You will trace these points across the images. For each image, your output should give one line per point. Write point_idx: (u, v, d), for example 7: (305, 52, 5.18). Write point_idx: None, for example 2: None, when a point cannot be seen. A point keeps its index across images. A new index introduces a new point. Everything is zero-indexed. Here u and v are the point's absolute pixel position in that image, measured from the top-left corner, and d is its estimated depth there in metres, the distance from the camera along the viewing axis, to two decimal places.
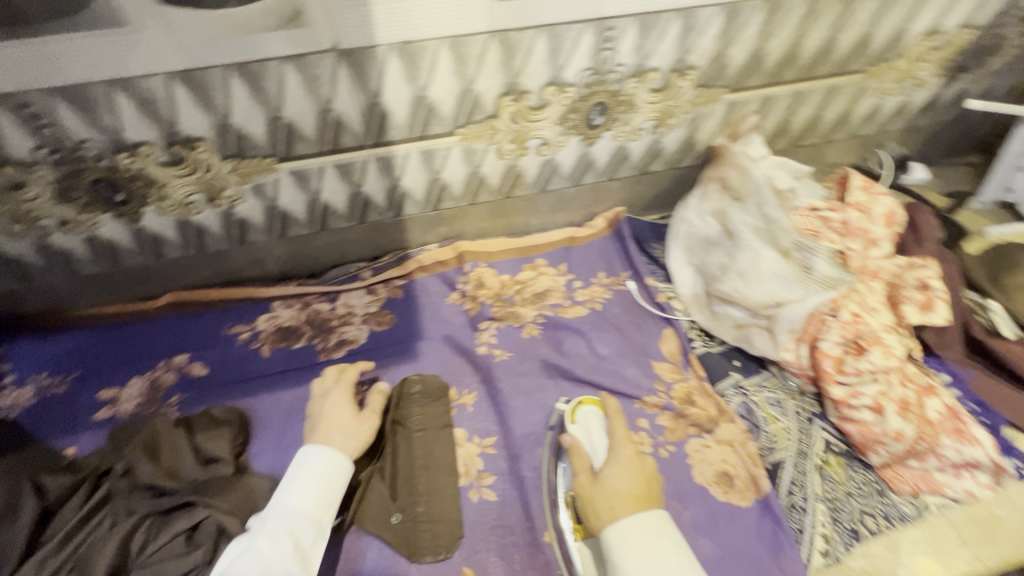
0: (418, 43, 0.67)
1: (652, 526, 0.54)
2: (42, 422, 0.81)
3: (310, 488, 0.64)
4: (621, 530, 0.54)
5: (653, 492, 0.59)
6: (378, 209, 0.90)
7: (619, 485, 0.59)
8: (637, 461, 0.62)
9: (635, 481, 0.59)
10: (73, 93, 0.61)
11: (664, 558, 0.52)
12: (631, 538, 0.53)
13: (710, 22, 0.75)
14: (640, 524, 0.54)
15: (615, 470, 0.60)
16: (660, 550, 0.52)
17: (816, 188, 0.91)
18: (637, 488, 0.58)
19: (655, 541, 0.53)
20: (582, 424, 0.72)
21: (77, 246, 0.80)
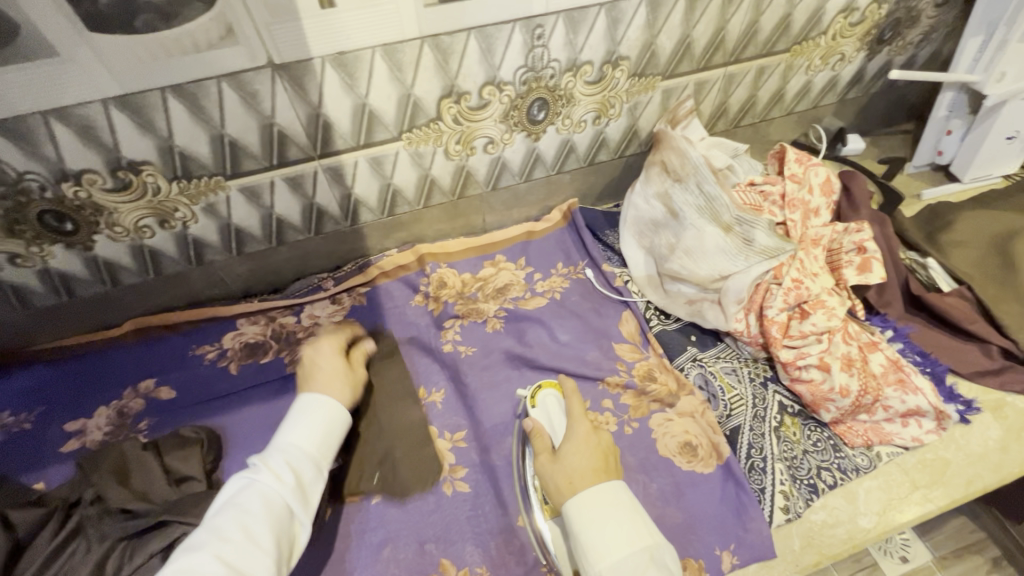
0: (352, 53, 0.69)
1: (611, 496, 0.57)
2: (8, 459, 0.81)
3: (310, 425, 0.68)
4: (581, 504, 0.57)
5: (610, 463, 0.62)
6: (334, 219, 0.91)
7: (577, 461, 0.61)
8: (593, 436, 0.65)
9: (592, 455, 0.62)
10: (10, 127, 0.62)
11: (622, 527, 0.55)
12: (592, 511, 0.56)
13: (635, 13, 0.78)
14: (599, 497, 0.57)
15: (573, 447, 0.63)
16: (619, 520, 0.55)
17: (755, 164, 0.97)
18: (596, 461, 0.61)
19: (614, 511, 0.56)
20: (543, 408, 0.74)
21: (31, 279, 0.80)
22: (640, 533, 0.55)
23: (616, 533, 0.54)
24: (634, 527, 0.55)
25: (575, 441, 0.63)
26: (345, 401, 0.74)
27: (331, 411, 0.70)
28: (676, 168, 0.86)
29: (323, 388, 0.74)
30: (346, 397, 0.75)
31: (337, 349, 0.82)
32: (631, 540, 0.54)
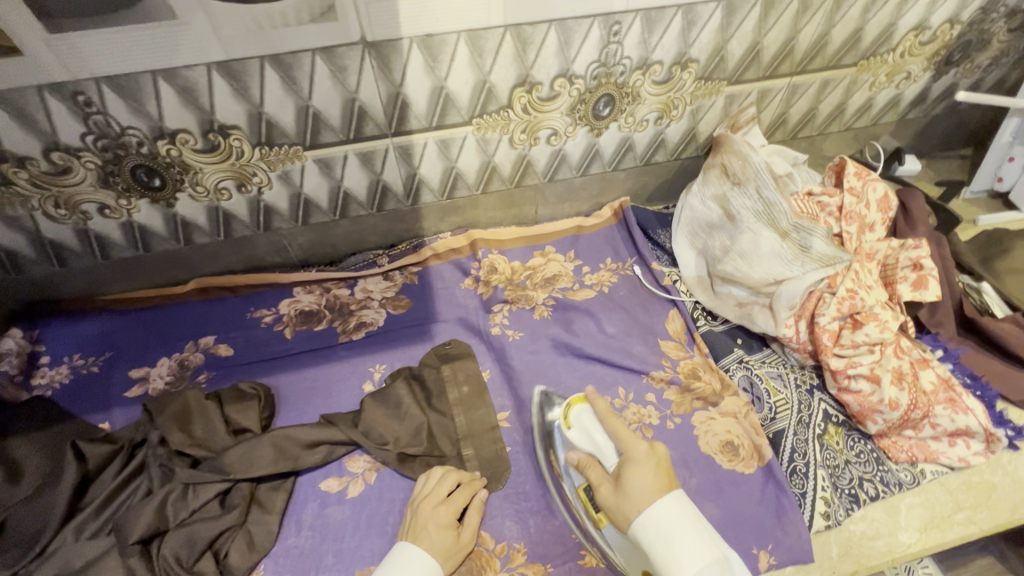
0: (439, 36, 0.72)
1: (676, 512, 0.57)
2: (76, 399, 0.86)
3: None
4: (651, 522, 0.57)
5: (671, 478, 0.62)
6: (396, 197, 0.94)
7: (638, 481, 0.61)
8: (652, 455, 0.64)
9: (655, 474, 0.61)
10: (122, 83, 0.66)
11: (693, 541, 0.55)
12: (661, 528, 0.56)
13: (710, 17, 0.80)
14: (665, 514, 0.57)
15: (634, 468, 0.62)
16: (687, 533, 0.55)
17: (813, 175, 0.97)
18: (659, 479, 0.61)
19: (682, 526, 0.56)
20: (580, 428, 0.76)
21: (114, 231, 0.85)
22: (711, 546, 0.55)
23: (688, 546, 0.55)
24: (702, 540, 0.55)
25: (635, 464, 0.62)
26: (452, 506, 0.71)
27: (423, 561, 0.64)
28: (737, 171, 0.87)
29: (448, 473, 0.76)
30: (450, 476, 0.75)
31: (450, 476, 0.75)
32: (703, 553, 0.54)
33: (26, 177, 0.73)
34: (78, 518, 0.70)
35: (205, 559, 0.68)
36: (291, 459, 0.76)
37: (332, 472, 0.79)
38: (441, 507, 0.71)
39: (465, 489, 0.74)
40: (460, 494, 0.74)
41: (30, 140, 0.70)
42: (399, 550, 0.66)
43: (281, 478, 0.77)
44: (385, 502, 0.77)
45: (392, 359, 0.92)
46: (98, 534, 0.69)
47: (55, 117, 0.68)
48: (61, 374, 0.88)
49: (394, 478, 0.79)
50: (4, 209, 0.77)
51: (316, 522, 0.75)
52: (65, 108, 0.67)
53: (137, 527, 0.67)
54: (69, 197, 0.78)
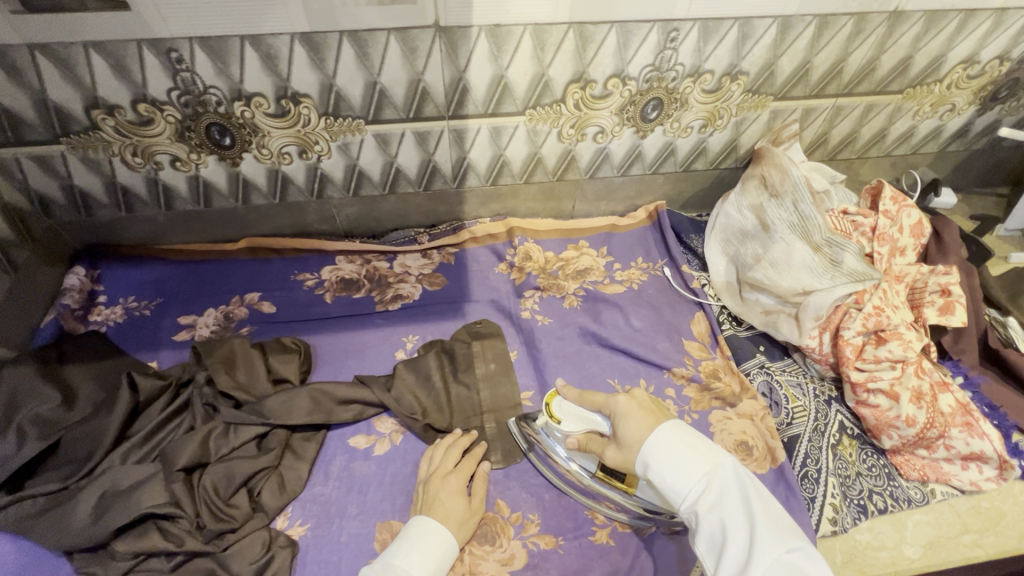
0: (507, 27, 0.76)
1: (662, 448, 0.57)
2: (129, 337, 0.91)
3: (426, 554, 0.65)
4: (645, 454, 0.58)
5: (658, 417, 0.62)
6: (443, 178, 0.98)
7: (628, 428, 0.61)
8: (638, 403, 0.64)
9: (642, 415, 0.62)
10: (213, 44, 0.72)
11: (683, 463, 0.56)
12: (654, 457, 0.57)
13: (765, 32, 0.83)
14: (654, 453, 0.57)
15: (620, 422, 0.62)
16: (677, 457, 0.56)
17: (848, 196, 0.99)
18: (642, 421, 0.61)
19: (668, 456, 0.56)
20: (569, 417, 0.75)
21: (181, 183, 0.90)
22: (700, 464, 0.55)
23: (679, 467, 0.56)
24: (693, 459, 0.56)
25: (620, 416, 0.63)
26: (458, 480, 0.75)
27: (444, 533, 0.68)
28: (776, 184, 0.90)
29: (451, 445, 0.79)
30: (454, 452, 0.78)
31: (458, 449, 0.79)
32: (693, 472, 0.55)
33: (112, 123, 0.79)
34: (126, 444, 0.74)
35: (240, 494, 0.72)
36: (325, 413, 0.80)
37: (361, 430, 0.83)
38: (449, 479, 0.75)
39: (470, 458, 0.79)
40: (467, 463, 0.78)
41: (122, 89, 0.75)
42: (416, 521, 0.69)
43: (314, 429, 0.81)
44: (409, 463, 0.81)
45: (425, 331, 0.95)
46: (143, 460, 0.74)
47: (148, 70, 0.73)
48: (115, 314, 0.93)
49: (419, 441, 0.83)
50: (87, 152, 0.83)
51: (343, 473, 0.79)
52: (158, 62, 0.73)
53: (181, 458, 0.71)
54: (146, 146, 0.83)
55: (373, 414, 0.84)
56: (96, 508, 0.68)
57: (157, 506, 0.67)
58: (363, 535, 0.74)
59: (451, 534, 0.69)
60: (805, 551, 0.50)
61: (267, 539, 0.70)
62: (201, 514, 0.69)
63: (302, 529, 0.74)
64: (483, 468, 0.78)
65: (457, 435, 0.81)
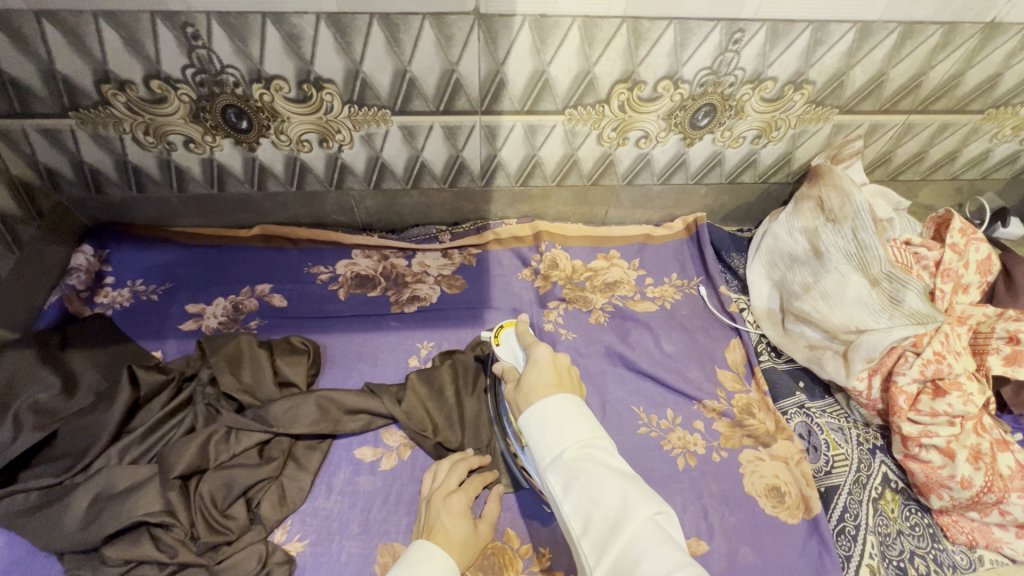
0: (553, 18, 0.68)
1: (551, 408, 0.53)
2: (134, 323, 0.87)
3: None
4: (532, 411, 0.54)
5: (565, 380, 0.59)
6: (470, 175, 0.92)
7: (533, 378, 0.58)
8: (551, 359, 0.61)
9: (549, 371, 0.59)
10: (232, 21, 0.66)
11: (569, 424, 0.52)
12: (538, 413, 0.53)
13: (841, 39, 0.74)
14: (538, 412, 0.53)
15: (531, 370, 0.59)
16: (558, 418, 0.52)
17: (911, 224, 0.91)
18: (550, 379, 0.58)
19: (550, 417, 0.52)
20: (507, 345, 0.71)
21: (194, 165, 0.85)
22: (584, 428, 0.52)
23: (557, 429, 0.52)
24: (571, 422, 0.52)
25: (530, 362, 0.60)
26: (459, 505, 0.67)
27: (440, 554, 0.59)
28: (835, 208, 0.81)
29: (454, 465, 0.73)
30: (456, 473, 0.72)
31: (463, 470, 0.73)
32: (568, 434, 0.51)
33: (124, 100, 0.74)
34: (123, 441, 0.71)
35: (238, 505, 0.69)
36: (332, 422, 0.76)
37: (368, 441, 0.79)
38: (450, 499, 0.68)
39: (476, 478, 0.73)
40: (473, 482, 0.72)
41: (134, 64, 0.70)
42: (416, 548, 0.60)
43: (319, 437, 0.77)
44: (415, 481, 0.76)
45: (442, 338, 0.90)
46: (140, 460, 0.71)
47: (162, 46, 0.68)
48: (122, 297, 0.89)
49: (428, 458, 0.78)
50: (97, 128, 0.78)
51: (347, 488, 0.75)
52: (173, 37, 0.67)
53: (177, 464, 0.68)
54: (159, 126, 0.78)
55: (383, 426, 0.80)
56: (88, 511, 0.65)
57: (150, 514, 0.64)
58: (363, 556, 0.70)
59: (456, 564, 0.60)
60: (665, 516, 0.47)
61: (262, 556, 0.66)
62: (196, 525, 0.66)
63: (300, 545, 0.70)
64: (496, 487, 0.73)
65: (466, 455, 0.75)
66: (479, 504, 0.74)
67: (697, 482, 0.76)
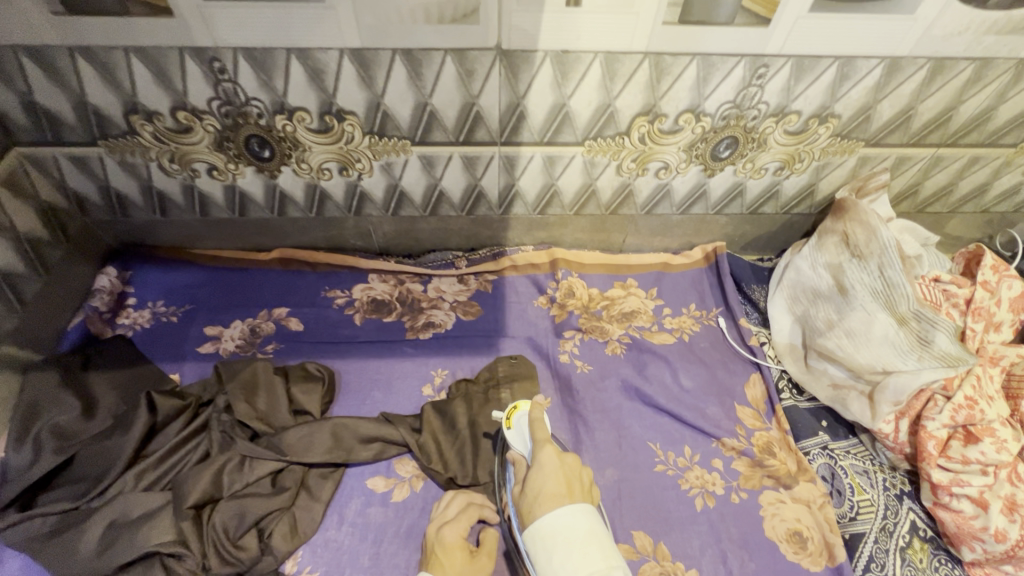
0: (575, 54, 0.69)
1: (562, 533, 0.53)
2: (153, 344, 0.88)
3: None
4: (538, 534, 0.54)
5: (574, 487, 0.58)
6: (488, 204, 0.92)
7: (540, 483, 0.58)
8: (558, 461, 0.60)
9: (556, 477, 0.58)
10: (259, 56, 0.67)
11: (580, 554, 0.51)
12: (548, 538, 0.53)
13: (868, 74, 0.73)
14: (550, 533, 0.53)
15: (537, 472, 0.59)
16: (569, 548, 0.52)
17: (939, 258, 0.88)
18: (557, 487, 0.57)
19: (564, 544, 0.52)
20: (518, 429, 0.66)
21: (217, 191, 0.86)
22: (597, 559, 0.51)
23: (570, 559, 0.51)
24: (583, 552, 0.52)
25: (535, 466, 0.60)
26: (450, 536, 0.67)
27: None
28: (860, 244, 0.81)
29: (453, 496, 0.73)
30: (455, 506, 0.71)
31: (462, 501, 0.72)
32: (582, 565, 0.51)
33: (151, 129, 0.75)
34: (140, 465, 0.71)
35: (250, 535, 0.68)
36: (345, 451, 0.76)
37: (380, 471, 0.78)
38: (444, 531, 0.68)
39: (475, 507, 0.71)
40: (468, 511, 0.70)
41: (163, 96, 0.71)
42: None
43: (332, 466, 0.77)
44: (426, 515, 0.75)
45: (457, 366, 0.89)
46: (154, 487, 0.71)
47: (190, 79, 0.69)
48: (143, 319, 0.90)
49: (440, 490, 0.77)
50: (125, 156, 0.80)
51: (358, 519, 0.74)
52: (201, 71, 0.68)
53: (191, 491, 0.68)
54: (184, 154, 0.80)
55: (395, 458, 0.79)
56: (103, 538, 0.66)
57: (164, 544, 0.65)
58: None
59: None
60: None
61: None
62: (207, 556, 0.66)
63: None
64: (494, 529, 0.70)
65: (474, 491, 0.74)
66: (474, 533, 0.72)
67: (715, 524, 0.74)
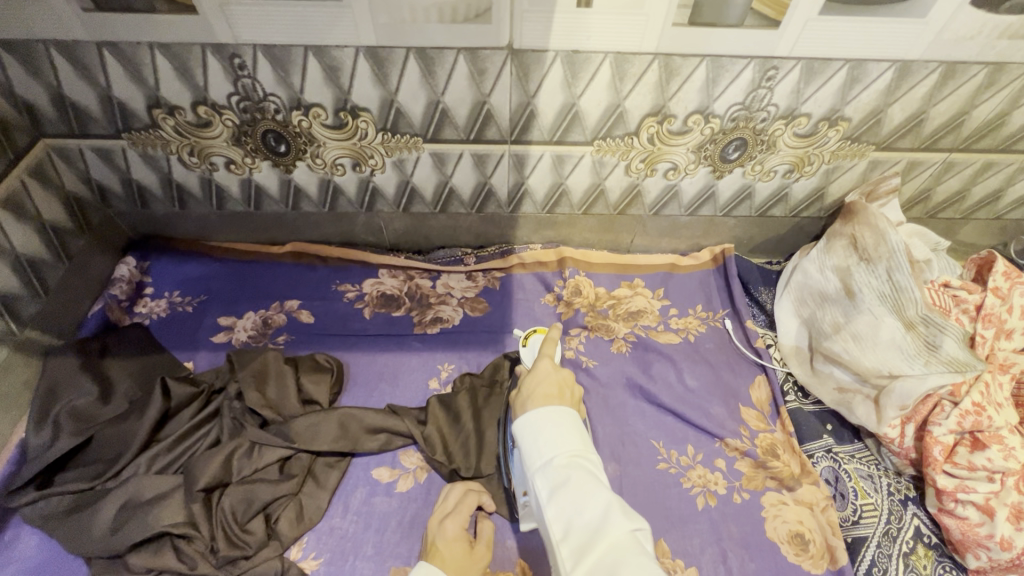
0: (585, 54, 0.70)
1: (550, 415, 0.56)
2: (169, 333, 0.90)
3: None
4: (525, 418, 0.57)
5: (566, 395, 0.61)
6: (497, 201, 0.93)
7: (535, 386, 0.61)
8: (554, 371, 0.64)
9: (551, 381, 0.61)
10: (277, 53, 0.69)
11: (561, 432, 0.54)
12: (532, 420, 0.56)
13: (878, 77, 0.73)
14: (538, 416, 0.56)
15: (533, 379, 0.63)
16: (552, 427, 0.55)
17: (950, 264, 0.88)
18: (551, 389, 0.60)
19: (550, 423, 0.55)
20: (531, 347, 0.81)
21: (233, 185, 0.89)
22: (576, 440, 0.54)
23: (552, 435, 0.54)
24: (565, 433, 0.54)
25: (532, 373, 0.64)
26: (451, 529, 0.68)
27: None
28: (868, 247, 0.81)
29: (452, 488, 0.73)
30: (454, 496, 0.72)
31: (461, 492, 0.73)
32: (562, 441, 0.54)
33: (172, 123, 0.78)
34: (152, 449, 0.73)
35: (257, 520, 0.70)
36: (351, 440, 0.77)
37: (386, 462, 0.79)
38: (445, 524, 0.68)
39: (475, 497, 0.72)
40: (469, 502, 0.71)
41: (184, 91, 0.74)
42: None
43: (338, 455, 0.78)
44: (430, 506, 0.76)
45: (463, 360, 0.90)
46: (166, 470, 0.73)
47: (210, 75, 0.71)
48: (159, 308, 0.93)
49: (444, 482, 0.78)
50: (146, 149, 0.82)
51: (363, 508, 0.75)
52: (221, 67, 0.71)
53: (202, 475, 0.70)
54: (203, 148, 0.82)
55: (398, 448, 0.80)
56: (117, 518, 0.68)
57: (174, 526, 0.67)
58: None
59: None
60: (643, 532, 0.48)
61: (279, 570, 0.67)
62: (216, 538, 0.68)
63: (315, 563, 0.71)
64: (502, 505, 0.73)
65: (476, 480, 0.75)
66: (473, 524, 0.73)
67: (716, 523, 0.74)
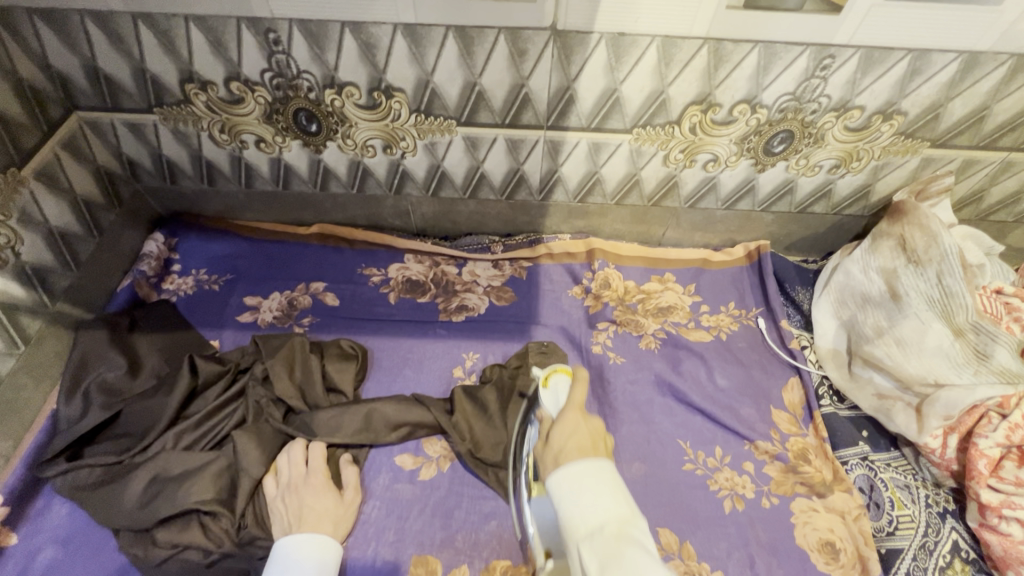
0: (632, 37, 0.67)
1: (591, 475, 0.47)
2: (195, 310, 0.90)
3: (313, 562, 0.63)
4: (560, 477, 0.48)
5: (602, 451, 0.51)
6: (529, 189, 0.91)
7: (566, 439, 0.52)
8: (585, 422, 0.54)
9: (584, 439, 0.51)
10: (313, 29, 0.67)
11: (605, 497, 0.46)
12: (570, 481, 0.47)
13: (942, 69, 0.69)
14: (577, 473, 0.48)
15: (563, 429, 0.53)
16: (593, 488, 0.47)
17: (1003, 271, 0.84)
18: (585, 444, 0.51)
19: (593, 485, 0.47)
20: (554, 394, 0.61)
21: (262, 163, 0.87)
22: (622, 505, 0.46)
23: (595, 501, 0.46)
24: (608, 496, 0.46)
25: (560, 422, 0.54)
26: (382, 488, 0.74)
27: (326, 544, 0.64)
28: (918, 250, 0.78)
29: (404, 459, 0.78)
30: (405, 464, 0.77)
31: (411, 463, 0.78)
32: (607, 507, 0.45)
33: (204, 99, 0.77)
34: (180, 426, 0.73)
35: None
36: (373, 433, 0.77)
37: (409, 449, 0.79)
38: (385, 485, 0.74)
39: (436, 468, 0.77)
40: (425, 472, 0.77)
41: (217, 66, 0.72)
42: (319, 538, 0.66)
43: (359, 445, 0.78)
44: (452, 495, 0.75)
45: (488, 350, 0.89)
46: (193, 447, 0.73)
47: (245, 50, 0.70)
48: (186, 285, 0.93)
49: (466, 472, 0.77)
50: (178, 124, 0.81)
51: (386, 494, 0.75)
52: (256, 42, 0.69)
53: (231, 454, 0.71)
54: (233, 125, 0.81)
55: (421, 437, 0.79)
56: (146, 492, 0.68)
57: (203, 502, 0.67)
58: (395, 563, 0.70)
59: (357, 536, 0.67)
60: None
61: None
62: (244, 517, 0.69)
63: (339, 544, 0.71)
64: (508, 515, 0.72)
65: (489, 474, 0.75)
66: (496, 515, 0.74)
67: (743, 528, 0.72)
